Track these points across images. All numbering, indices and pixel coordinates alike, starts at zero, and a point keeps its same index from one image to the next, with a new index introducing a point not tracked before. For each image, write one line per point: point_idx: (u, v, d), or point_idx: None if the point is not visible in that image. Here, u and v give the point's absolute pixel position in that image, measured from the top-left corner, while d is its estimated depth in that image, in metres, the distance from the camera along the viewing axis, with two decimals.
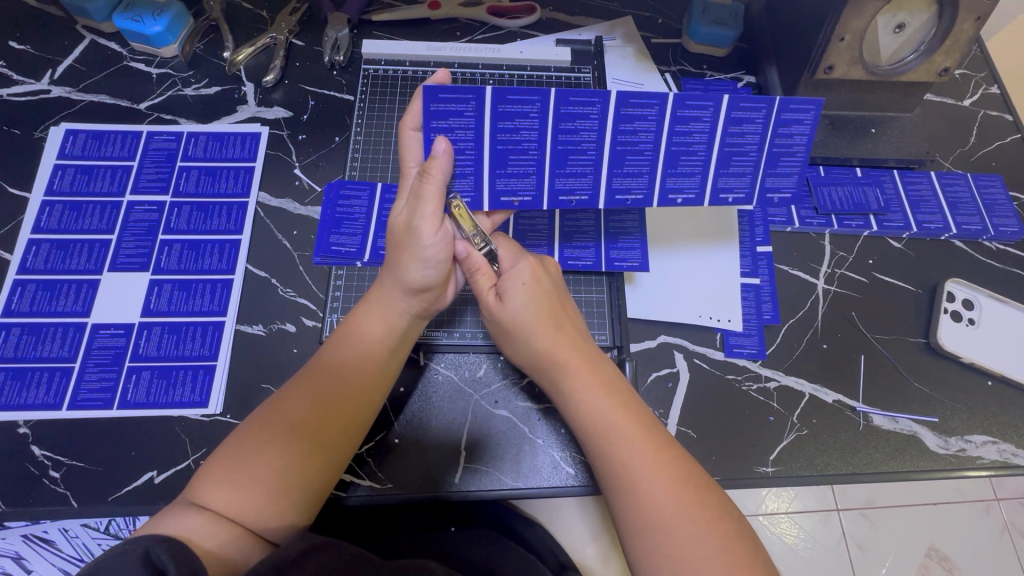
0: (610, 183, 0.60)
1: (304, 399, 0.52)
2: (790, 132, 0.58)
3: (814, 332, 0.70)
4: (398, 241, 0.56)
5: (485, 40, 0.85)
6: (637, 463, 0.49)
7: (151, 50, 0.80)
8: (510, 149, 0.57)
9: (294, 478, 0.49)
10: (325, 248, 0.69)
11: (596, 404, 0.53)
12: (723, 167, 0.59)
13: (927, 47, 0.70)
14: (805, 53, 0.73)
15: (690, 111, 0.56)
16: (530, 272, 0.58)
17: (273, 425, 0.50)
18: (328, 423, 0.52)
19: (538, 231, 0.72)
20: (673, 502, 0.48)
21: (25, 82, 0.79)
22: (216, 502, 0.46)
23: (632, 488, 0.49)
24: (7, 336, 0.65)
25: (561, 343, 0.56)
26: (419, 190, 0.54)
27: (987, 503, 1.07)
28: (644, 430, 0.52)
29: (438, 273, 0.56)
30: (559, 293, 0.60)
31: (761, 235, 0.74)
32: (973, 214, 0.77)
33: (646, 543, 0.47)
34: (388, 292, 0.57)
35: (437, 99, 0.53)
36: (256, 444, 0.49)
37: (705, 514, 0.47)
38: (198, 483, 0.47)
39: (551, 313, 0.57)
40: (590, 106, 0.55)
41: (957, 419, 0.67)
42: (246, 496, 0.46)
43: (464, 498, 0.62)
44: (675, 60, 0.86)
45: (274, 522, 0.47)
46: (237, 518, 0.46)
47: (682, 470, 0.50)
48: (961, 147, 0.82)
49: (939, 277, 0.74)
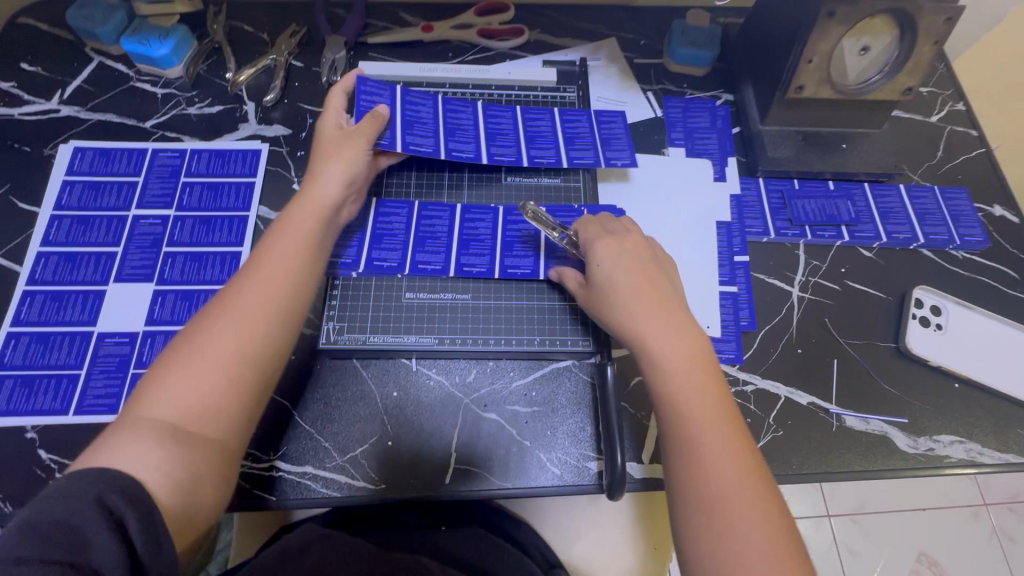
0: (530, 153, 0.78)
1: (252, 295, 0.54)
2: (611, 126, 0.81)
3: (789, 337, 0.74)
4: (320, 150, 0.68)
5: (476, 61, 0.90)
6: (703, 431, 0.53)
7: (157, 71, 0.84)
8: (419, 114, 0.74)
9: (229, 393, 0.50)
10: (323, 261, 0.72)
11: (682, 368, 0.57)
12: (607, 145, 0.79)
13: (890, 68, 0.75)
14: (777, 74, 0.77)
15: (571, 120, 0.82)
16: (608, 254, 0.65)
17: (214, 322, 0.53)
18: (265, 306, 0.54)
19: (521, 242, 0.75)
20: (732, 471, 0.51)
21: (35, 102, 0.82)
22: (163, 409, 0.48)
23: (693, 453, 0.52)
24: (17, 344, 0.67)
25: (651, 313, 0.60)
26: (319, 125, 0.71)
27: (976, 508, 1.21)
28: (720, 405, 0.55)
29: (342, 190, 0.65)
30: (654, 275, 0.64)
31: (739, 245, 0.78)
32: (940, 224, 0.81)
33: (698, 507, 0.50)
34: (318, 195, 0.63)
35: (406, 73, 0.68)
36: (196, 346, 0.51)
37: (763, 501, 0.50)
38: (147, 394, 0.49)
39: (656, 294, 0.62)
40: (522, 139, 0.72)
41: (926, 420, 0.70)
42: (195, 394, 0.49)
43: (455, 497, 0.65)
44: (657, 79, 0.90)
45: (224, 419, 0.50)
46: (190, 421, 0.48)
47: (742, 447, 0.53)
48: (929, 161, 0.86)
49: (908, 284, 0.78)
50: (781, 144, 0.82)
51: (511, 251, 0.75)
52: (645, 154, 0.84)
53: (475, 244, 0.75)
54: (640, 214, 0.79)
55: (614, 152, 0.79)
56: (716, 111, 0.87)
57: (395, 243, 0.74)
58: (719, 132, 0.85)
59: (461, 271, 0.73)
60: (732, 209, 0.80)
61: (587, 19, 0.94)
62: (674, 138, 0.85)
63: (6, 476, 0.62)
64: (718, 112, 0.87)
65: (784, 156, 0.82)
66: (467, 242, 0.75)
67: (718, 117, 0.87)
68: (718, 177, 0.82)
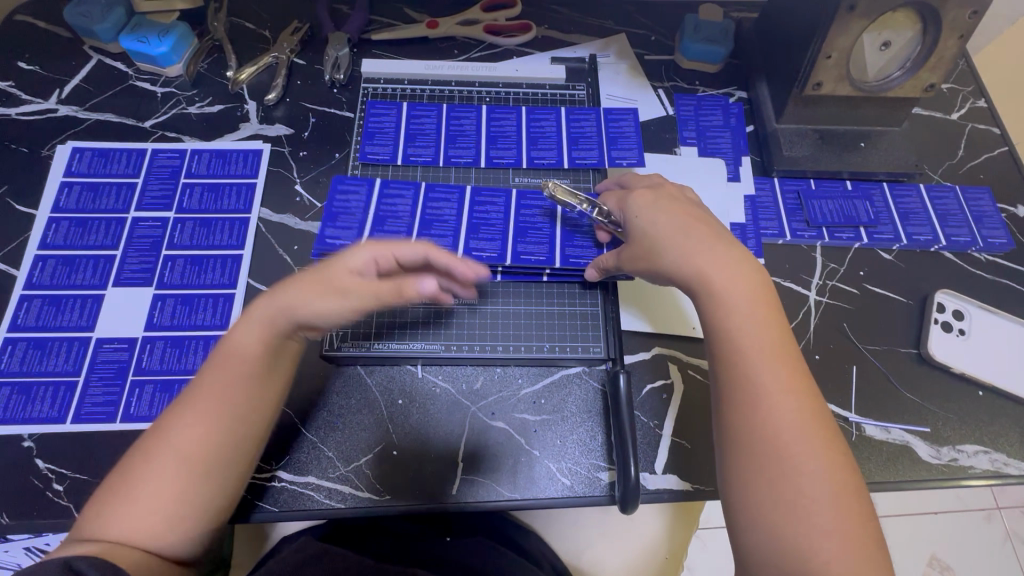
0: (530, 154, 0.78)
1: (199, 432, 0.52)
2: (619, 122, 0.79)
3: (806, 343, 0.72)
4: (322, 272, 0.56)
5: (482, 58, 0.87)
6: (763, 374, 0.50)
7: (156, 69, 0.82)
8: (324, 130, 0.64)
9: (181, 495, 0.50)
10: (325, 244, 0.69)
11: (740, 315, 0.54)
12: (613, 143, 0.78)
13: (912, 64, 0.72)
14: (793, 71, 0.75)
15: (577, 117, 0.80)
16: (645, 204, 0.64)
17: (158, 451, 0.51)
18: (205, 441, 0.52)
19: (532, 231, 0.73)
20: (792, 416, 0.49)
21: (33, 102, 0.81)
22: (112, 530, 0.48)
23: (750, 398, 0.50)
24: (14, 350, 0.66)
25: (703, 254, 0.57)
26: (326, 275, 0.56)
27: (988, 511, 1.11)
28: (782, 351, 0.52)
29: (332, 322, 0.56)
30: (707, 223, 0.61)
31: (754, 247, 0.76)
32: (962, 225, 0.78)
33: (755, 447, 0.48)
34: (266, 310, 0.56)
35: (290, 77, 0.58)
36: (139, 476, 0.50)
37: (826, 449, 0.48)
38: (94, 516, 0.49)
39: (715, 238, 0.59)
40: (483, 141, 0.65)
41: (949, 429, 0.68)
42: (145, 516, 0.49)
43: (462, 509, 0.63)
44: (668, 76, 0.88)
45: (178, 539, 0.50)
46: (143, 545, 0.48)
47: (803, 392, 0.50)
48: (949, 159, 0.84)
49: (929, 288, 0.76)
50: (796, 143, 0.80)
51: (522, 237, 0.72)
52: (656, 153, 0.81)
53: (483, 230, 0.72)
54: None
55: (622, 151, 0.77)
56: (729, 108, 0.85)
57: (401, 228, 0.71)
58: (732, 130, 0.83)
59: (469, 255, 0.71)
60: (746, 210, 0.78)
61: (595, 15, 0.92)
62: (686, 137, 0.82)
63: (4, 486, 0.61)
64: (731, 109, 0.84)
65: (799, 155, 0.79)
66: (475, 227, 0.72)
67: (731, 115, 0.84)
68: (732, 177, 0.80)
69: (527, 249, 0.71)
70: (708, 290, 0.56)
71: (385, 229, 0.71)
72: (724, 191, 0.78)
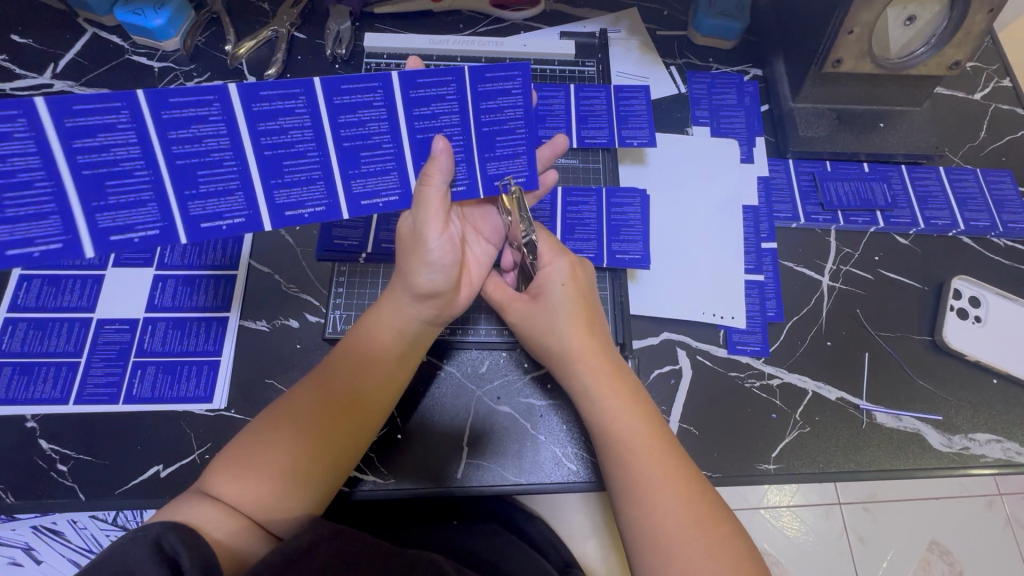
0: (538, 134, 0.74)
1: (328, 416, 0.51)
2: (631, 101, 0.76)
3: (818, 329, 0.70)
4: (407, 246, 0.56)
5: (489, 33, 0.84)
6: (649, 464, 0.50)
7: (152, 43, 0.80)
8: (104, 172, 0.46)
9: (302, 470, 0.49)
10: (282, 213, 0.53)
11: (623, 405, 0.54)
12: (623, 123, 0.75)
13: (937, 40, 0.69)
14: (813, 48, 0.72)
15: (587, 94, 0.76)
16: (568, 272, 0.60)
17: (285, 422, 0.50)
18: (329, 430, 0.51)
19: (450, 139, 0.54)
20: (686, 515, 0.47)
21: (28, 76, 0.78)
22: (225, 491, 0.46)
23: (644, 499, 0.49)
24: (14, 331, 0.65)
25: (569, 330, 0.58)
26: (420, 195, 0.53)
27: (989, 497, 1.04)
28: (662, 439, 0.52)
29: (445, 278, 0.55)
30: (591, 299, 0.61)
31: (766, 231, 0.74)
32: (982, 210, 0.76)
33: (652, 553, 0.47)
34: (398, 301, 0.57)
35: (64, 115, 0.43)
36: (264, 447, 0.49)
37: (716, 528, 0.47)
38: (209, 471, 0.48)
39: (582, 314, 0.59)
40: (204, 105, 0.46)
41: (961, 417, 0.67)
42: (260, 485, 0.47)
43: (467, 493, 0.63)
44: (681, 52, 0.84)
45: (280, 517, 0.47)
46: (250, 513, 0.46)
47: (693, 486, 0.50)
48: (971, 141, 0.81)
49: (945, 274, 0.74)
50: (813, 123, 0.77)
51: (492, 151, 0.56)
52: (667, 133, 0.79)
53: (365, 154, 0.53)
54: (661, 196, 0.75)
55: (633, 130, 0.74)
56: (744, 87, 0.82)
57: (330, 169, 0.52)
58: (747, 109, 0.80)
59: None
60: (759, 192, 0.76)
61: None
62: (699, 116, 0.80)
63: (8, 465, 0.61)
64: (745, 88, 0.82)
65: (816, 136, 0.77)
66: (354, 155, 0.52)
67: (746, 94, 0.81)
68: (745, 158, 0.78)
69: (501, 163, 0.57)
70: (591, 381, 0.56)
71: (304, 167, 0.51)
72: (736, 173, 0.76)
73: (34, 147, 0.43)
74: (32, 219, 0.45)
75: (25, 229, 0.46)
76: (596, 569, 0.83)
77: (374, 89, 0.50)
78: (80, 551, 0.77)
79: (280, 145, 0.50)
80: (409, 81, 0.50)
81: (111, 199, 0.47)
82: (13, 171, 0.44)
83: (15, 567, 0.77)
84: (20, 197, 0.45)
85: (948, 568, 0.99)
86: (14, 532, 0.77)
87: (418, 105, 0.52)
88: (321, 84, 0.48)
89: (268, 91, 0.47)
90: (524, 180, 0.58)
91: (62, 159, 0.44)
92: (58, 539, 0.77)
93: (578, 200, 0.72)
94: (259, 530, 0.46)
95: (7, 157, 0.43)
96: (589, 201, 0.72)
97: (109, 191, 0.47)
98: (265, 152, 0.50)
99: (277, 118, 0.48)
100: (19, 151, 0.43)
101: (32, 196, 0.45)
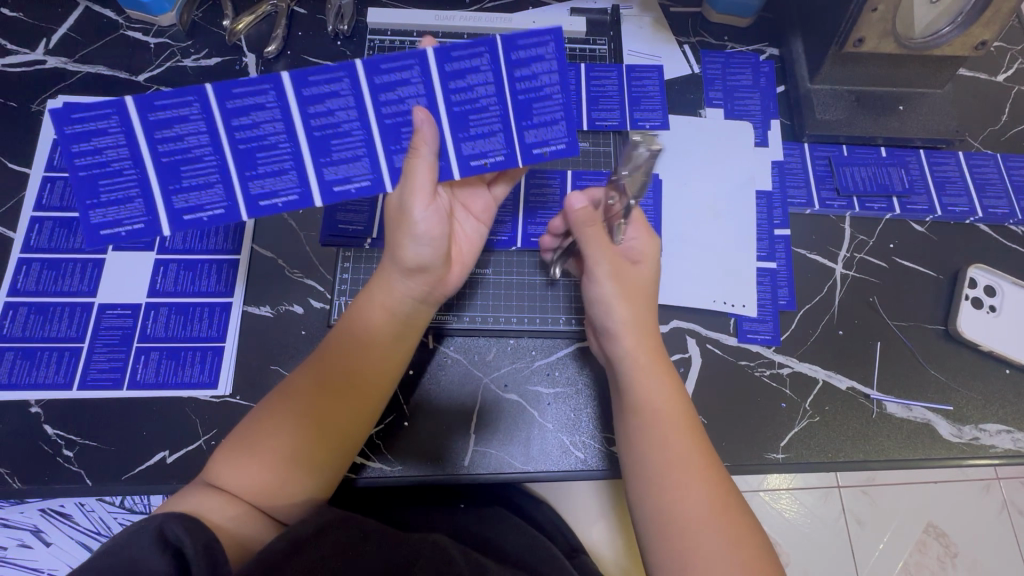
0: None
1: (327, 402, 0.50)
2: (643, 82, 0.76)
3: (830, 318, 0.69)
4: (395, 221, 0.54)
5: (496, 8, 0.81)
6: (675, 456, 0.49)
7: (148, 18, 0.77)
8: (179, 158, 0.48)
9: (307, 450, 0.48)
10: (331, 189, 0.52)
11: (666, 391, 0.54)
12: (636, 104, 0.74)
13: (964, 18, 0.66)
14: (834, 26, 0.69)
15: (599, 73, 0.75)
16: (651, 253, 0.61)
17: (288, 408, 0.50)
18: (333, 411, 0.50)
19: (488, 110, 0.52)
20: (713, 508, 0.47)
21: (19, 52, 0.76)
22: (229, 479, 0.46)
23: (677, 487, 0.48)
24: (15, 315, 0.64)
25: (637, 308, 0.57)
26: (408, 166, 0.51)
27: (988, 482, 1.04)
28: (692, 428, 0.52)
29: (433, 252, 0.53)
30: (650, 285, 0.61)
31: (779, 217, 0.72)
32: (1001, 196, 0.74)
33: (678, 541, 0.46)
34: (388, 279, 0.54)
35: (148, 110, 0.46)
36: (264, 433, 0.48)
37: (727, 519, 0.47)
38: (213, 459, 0.48)
39: (631, 296, 0.58)
40: (260, 94, 0.47)
41: (971, 407, 0.66)
42: (264, 472, 0.46)
43: (474, 480, 0.62)
44: (694, 30, 0.81)
45: (285, 504, 0.47)
46: (253, 501, 0.46)
47: (719, 479, 0.49)
48: (992, 125, 0.78)
49: (961, 262, 0.72)
50: (831, 105, 0.75)
51: (530, 120, 0.53)
52: (680, 114, 0.76)
53: (405, 131, 0.51)
54: (674, 180, 0.73)
55: (645, 112, 0.74)
56: (760, 67, 0.79)
57: (373, 147, 0.51)
58: (762, 90, 0.78)
59: (469, 167, 0.54)
60: (773, 176, 0.74)
61: None
62: (712, 97, 0.77)
63: (13, 450, 0.60)
64: (761, 68, 0.79)
65: (833, 119, 0.74)
66: (394, 131, 0.51)
67: (762, 74, 0.79)
68: (760, 142, 0.75)
69: (541, 132, 0.54)
70: (649, 362, 0.55)
71: (349, 146, 0.51)
72: (751, 156, 0.74)
73: (123, 139, 0.47)
74: (118, 203, 0.49)
75: (115, 212, 0.49)
76: (600, 555, 0.84)
77: (410, 66, 0.49)
78: (90, 534, 0.79)
79: (328, 127, 0.50)
80: (444, 56, 0.49)
81: (186, 182, 0.49)
82: (107, 161, 0.47)
83: (24, 548, 0.78)
84: (113, 184, 0.48)
85: (944, 551, 1.00)
86: (22, 515, 0.76)
87: (453, 78, 0.50)
88: (361, 65, 0.48)
89: (315, 76, 0.47)
90: (564, 146, 0.55)
91: (146, 149, 0.47)
92: (67, 522, 0.77)
93: None
94: (261, 516, 0.46)
95: (102, 149, 0.47)
96: None
97: (183, 175, 0.49)
98: (314, 134, 0.50)
99: (323, 100, 0.48)
100: (111, 144, 0.47)
101: (123, 181, 0.48)
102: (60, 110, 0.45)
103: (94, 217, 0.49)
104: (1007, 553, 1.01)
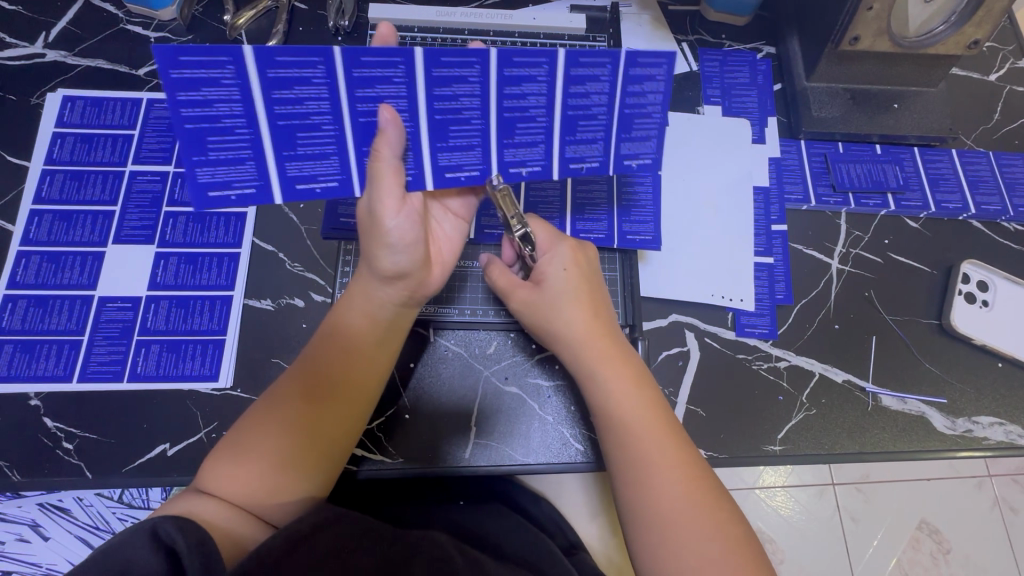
0: None
1: (314, 406, 0.51)
2: None
3: (826, 312, 0.70)
4: (366, 227, 0.53)
5: (497, 5, 0.82)
6: (655, 454, 0.50)
7: (148, 12, 0.77)
8: (297, 124, 0.47)
9: (295, 452, 0.49)
10: (442, 174, 0.54)
11: (625, 395, 0.54)
12: None
13: (957, 17, 0.67)
14: (830, 24, 0.70)
15: None
16: (569, 256, 0.60)
17: (274, 415, 0.50)
18: (318, 415, 0.51)
19: (597, 118, 0.52)
20: (688, 502, 0.47)
21: (19, 45, 0.76)
22: (220, 484, 0.46)
23: (647, 484, 0.49)
24: (14, 308, 0.64)
25: (581, 311, 0.58)
26: (374, 171, 0.50)
27: (979, 479, 1.06)
28: (664, 424, 0.52)
29: (409, 259, 0.53)
30: (598, 286, 0.61)
31: (776, 212, 0.73)
32: (993, 193, 0.76)
33: (658, 539, 0.47)
34: (367, 284, 0.55)
35: (268, 67, 0.43)
36: (251, 441, 0.48)
37: (716, 512, 0.47)
38: (203, 469, 0.48)
39: (584, 298, 0.59)
40: (390, 67, 0.45)
41: (965, 401, 0.67)
42: (250, 476, 0.47)
43: (473, 472, 0.63)
44: (692, 28, 0.82)
45: (278, 505, 0.47)
46: (245, 505, 0.46)
47: (692, 468, 0.50)
48: (985, 124, 0.80)
49: (955, 258, 0.73)
50: (827, 103, 0.76)
51: (628, 133, 0.54)
52: (678, 111, 0.77)
53: (520, 127, 0.52)
54: (674, 175, 0.73)
55: None
56: (757, 65, 0.80)
57: (488, 138, 0.52)
58: (759, 88, 0.79)
59: (568, 169, 0.55)
60: (769, 173, 0.75)
61: None
62: (710, 95, 0.78)
63: (12, 444, 0.60)
64: (759, 66, 0.80)
65: (828, 117, 0.75)
66: (509, 126, 0.51)
67: (759, 72, 0.80)
68: (757, 138, 0.76)
69: (634, 145, 0.55)
70: (598, 365, 0.56)
71: (467, 133, 0.51)
72: (749, 153, 0.75)
73: (239, 94, 0.44)
74: (232, 163, 0.48)
75: (225, 172, 0.48)
76: (597, 549, 0.85)
77: (540, 64, 0.48)
78: (88, 529, 0.79)
79: (450, 111, 0.49)
80: (572, 60, 0.48)
81: (301, 150, 0.49)
82: (218, 116, 0.45)
83: (22, 543, 0.78)
84: (224, 142, 0.47)
85: (936, 547, 1.01)
86: (21, 509, 0.77)
87: (575, 84, 0.49)
88: (496, 55, 0.46)
89: (448, 58, 0.45)
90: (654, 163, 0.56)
91: (263, 109, 0.45)
92: (66, 516, 0.78)
93: (587, 181, 0.70)
94: (260, 518, 0.46)
95: (214, 101, 0.44)
96: (598, 181, 0.71)
97: (299, 142, 0.48)
98: (435, 117, 0.50)
99: (450, 85, 0.48)
100: (223, 97, 0.44)
101: (234, 141, 0.47)
102: (164, 52, 0.41)
103: (201, 176, 0.48)
104: (997, 549, 1.02)
